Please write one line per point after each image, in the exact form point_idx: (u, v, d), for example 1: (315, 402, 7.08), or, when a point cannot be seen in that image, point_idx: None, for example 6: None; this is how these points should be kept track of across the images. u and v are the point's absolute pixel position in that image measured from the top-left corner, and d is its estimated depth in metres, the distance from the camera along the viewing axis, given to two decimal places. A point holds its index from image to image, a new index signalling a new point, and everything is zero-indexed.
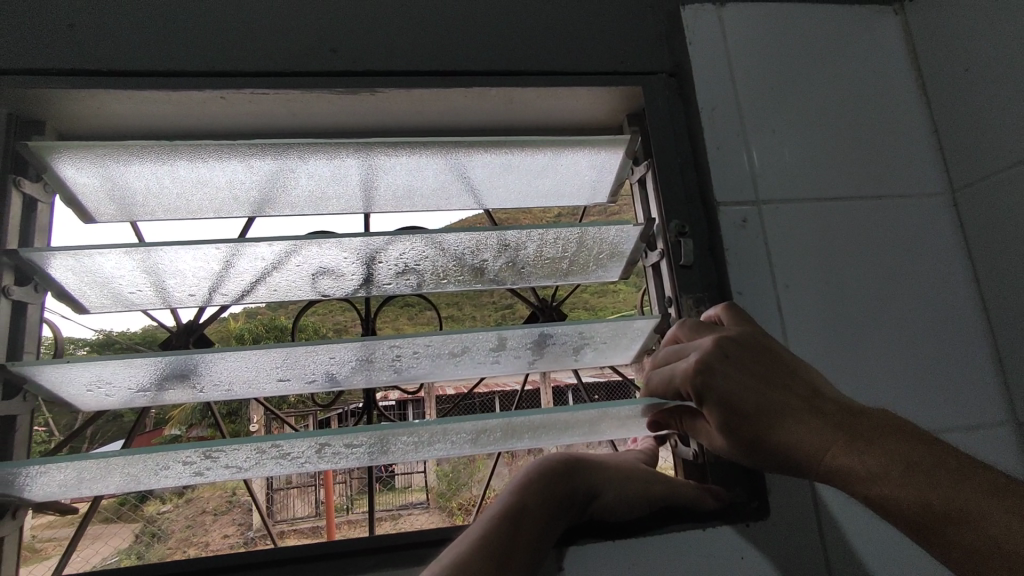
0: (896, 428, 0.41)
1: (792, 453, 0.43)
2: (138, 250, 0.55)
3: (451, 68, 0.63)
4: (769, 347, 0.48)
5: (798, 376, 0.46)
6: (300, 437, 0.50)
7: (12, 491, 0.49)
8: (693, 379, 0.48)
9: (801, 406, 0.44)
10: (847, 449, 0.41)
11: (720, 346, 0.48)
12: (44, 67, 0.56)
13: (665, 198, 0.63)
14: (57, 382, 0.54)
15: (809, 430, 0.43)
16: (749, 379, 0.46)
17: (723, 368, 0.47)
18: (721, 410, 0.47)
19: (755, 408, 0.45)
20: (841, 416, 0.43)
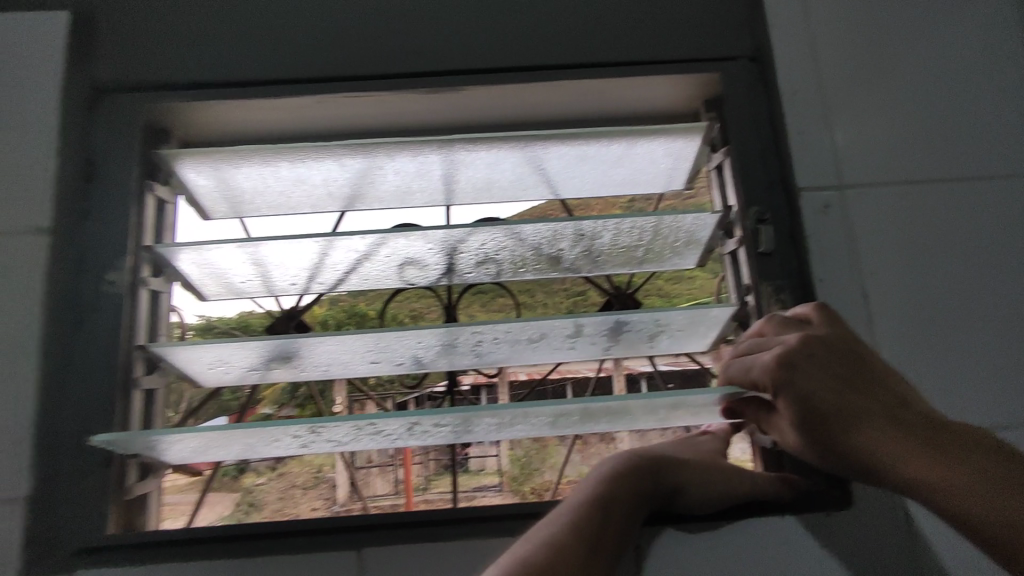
0: (982, 446, 0.43)
1: (867, 457, 0.46)
2: (249, 245, 0.62)
3: (528, 64, 0.65)
4: (855, 352, 0.50)
5: (882, 384, 0.48)
6: (394, 416, 0.54)
7: (153, 454, 0.57)
8: (773, 372, 0.50)
9: (882, 415, 0.47)
10: (927, 461, 0.44)
11: (805, 343, 0.50)
12: (172, 83, 0.63)
13: (744, 185, 0.63)
14: (186, 361, 0.62)
15: (889, 439, 0.46)
16: (831, 379, 0.49)
17: (805, 366, 0.49)
18: (798, 405, 0.49)
19: (834, 409, 0.48)
20: (924, 430, 0.45)
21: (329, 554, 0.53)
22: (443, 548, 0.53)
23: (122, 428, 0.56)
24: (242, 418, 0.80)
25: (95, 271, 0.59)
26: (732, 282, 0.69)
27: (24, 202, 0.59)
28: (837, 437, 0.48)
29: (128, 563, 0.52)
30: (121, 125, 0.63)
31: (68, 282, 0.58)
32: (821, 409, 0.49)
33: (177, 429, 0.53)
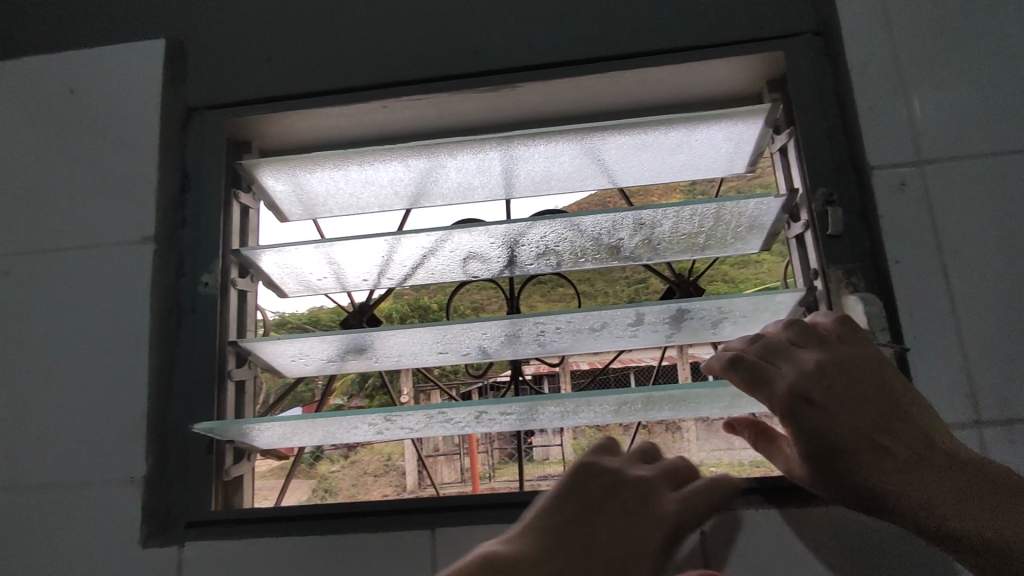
0: (999, 487, 0.45)
1: (886, 497, 0.47)
2: (324, 245, 0.67)
3: (583, 56, 0.66)
4: (872, 381, 0.50)
5: (903, 417, 0.48)
6: (463, 405, 0.57)
7: (247, 439, 0.62)
8: (788, 403, 0.49)
9: (904, 454, 0.47)
10: (949, 507, 0.45)
11: (819, 373, 0.50)
12: (252, 97, 0.69)
13: (810, 166, 0.62)
14: (272, 354, 0.67)
15: (910, 480, 0.46)
16: (849, 414, 0.49)
17: (821, 399, 0.49)
18: (812, 435, 0.49)
19: (853, 446, 0.48)
20: (945, 469, 0.46)
21: (407, 534, 0.56)
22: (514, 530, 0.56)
23: (221, 416, 0.62)
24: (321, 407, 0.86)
25: (193, 274, 0.65)
26: (799, 266, 0.68)
27: (128, 215, 0.65)
28: (855, 475, 0.48)
29: (229, 538, 0.57)
30: (209, 140, 0.68)
31: (170, 285, 0.65)
32: (838, 444, 0.48)
33: (266, 417, 0.57)
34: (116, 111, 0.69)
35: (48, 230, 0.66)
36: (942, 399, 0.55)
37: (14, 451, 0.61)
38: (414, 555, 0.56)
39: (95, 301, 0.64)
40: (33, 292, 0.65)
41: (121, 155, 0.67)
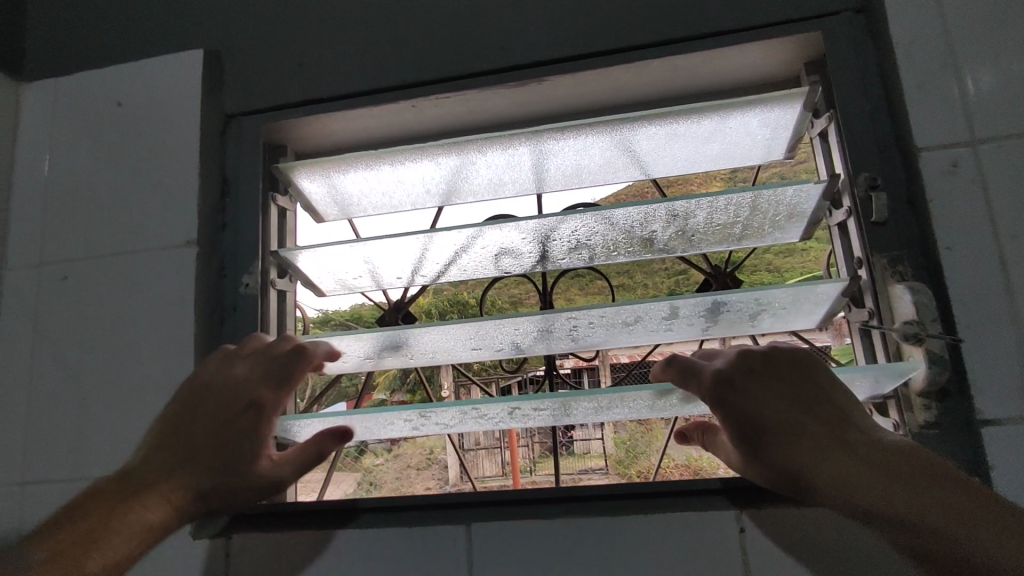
0: (919, 464, 0.44)
1: (808, 475, 0.46)
2: (358, 244, 0.68)
3: (612, 47, 0.65)
4: (797, 367, 0.51)
5: (824, 398, 0.49)
6: (496, 401, 0.57)
7: (290, 435, 0.64)
8: (714, 390, 0.50)
9: (822, 432, 0.47)
10: (868, 482, 0.44)
11: (745, 361, 0.51)
12: (286, 102, 0.70)
13: (852, 150, 0.59)
14: (311, 352, 0.69)
15: (829, 456, 0.46)
16: (773, 397, 0.49)
17: (744, 382, 0.50)
18: (738, 419, 0.50)
19: (775, 426, 0.48)
20: (864, 446, 0.45)
21: (443, 529, 0.57)
22: (549, 525, 0.56)
23: None
24: (360, 403, 0.88)
25: (235, 275, 0.67)
26: (842, 255, 0.65)
27: (173, 220, 0.68)
28: (779, 454, 0.48)
29: (272, 531, 0.59)
30: (247, 146, 0.70)
31: (213, 287, 0.67)
32: (758, 426, 0.49)
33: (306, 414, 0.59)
34: (158, 119, 0.71)
35: (100, 237, 0.70)
36: (998, 393, 0.52)
37: (75, 446, 0.64)
38: (451, 549, 0.56)
39: (144, 303, 0.67)
40: (89, 296, 0.68)
41: (164, 163, 0.70)
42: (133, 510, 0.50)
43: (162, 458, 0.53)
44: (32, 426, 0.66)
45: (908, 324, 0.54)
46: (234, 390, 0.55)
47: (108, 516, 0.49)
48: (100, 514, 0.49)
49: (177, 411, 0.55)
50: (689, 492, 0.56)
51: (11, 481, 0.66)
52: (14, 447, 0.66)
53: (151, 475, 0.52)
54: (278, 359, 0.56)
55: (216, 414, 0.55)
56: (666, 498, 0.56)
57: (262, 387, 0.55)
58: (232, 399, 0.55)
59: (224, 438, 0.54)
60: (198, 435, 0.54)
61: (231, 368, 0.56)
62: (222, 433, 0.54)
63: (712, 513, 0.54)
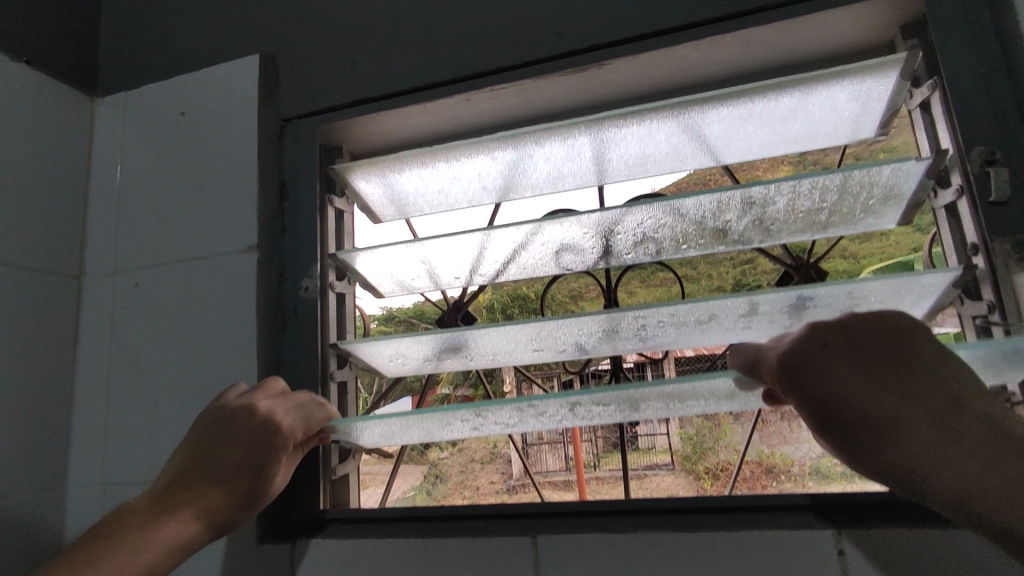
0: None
1: (906, 472, 0.40)
2: (415, 244, 0.66)
3: (676, 24, 0.59)
4: (886, 338, 0.42)
5: (921, 376, 0.40)
6: (552, 397, 0.54)
7: (352, 438, 0.63)
8: (784, 374, 0.43)
9: (920, 421, 0.39)
10: (982, 487, 0.37)
11: (818, 336, 0.43)
12: (340, 103, 0.69)
13: (962, 121, 0.52)
14: (371, 355, 0.68)
15: (934, 456, 0.39)
16: (857, 378, 0.41)
17: (819, 363, 0.42)
18: (820, 408, 0.42)
19: (861, 415, 0.41)
20: (978, 441, 0.38)
21: (508, 541, 0.54)
22: (620, 540, 0.52)
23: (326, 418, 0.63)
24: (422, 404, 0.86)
25: (295, 278, 0.68)
26: (950, 240, 0.57)
27: (233, 226, 0.69)
28: (867, 446, 0.41)
29: (338, 538, 0.59)
30: (304, 149, 0.70)
31: (273, 290, 0.67)
32: (847, 417, 0.41)
33: (368, 417, 0.58)
34: (216, 128, 0.72)
35: (168, 245, 0.71)
36: None
37: (149, 450, 0.66)
38: (516, 563, 0.54)
39: (210, 309, 0.68)
40: (159, 303, 0.70)
41: (224, 170, 0.70)
42: (164, 528, 0.47)
43: (196, 483, 0.50)
44: (111, 429, 0.69)
45: None
46: (262, 420, 0.53)
47: (141, 529, 0.46)
48: (128, 528, 0.46)
49: (206, 430, 0.53)
50: (775, 507, 0.51)
51: (95, 482, 0.68)
52: (96, 449, 0.69)
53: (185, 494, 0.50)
54: (303, 406, 0.55)
55: (254, 442, 0.52)
56: (751, 513, 0.51)
57: (291, 425, 0.53)
58: (265, 431, 0.52)
59: (257, 460, 0.52)
60: (231, 461, 0.52)
61: (259, 399, 0.54)
62: (255, 458, 0.52)
63: (805, 533, 0.48)
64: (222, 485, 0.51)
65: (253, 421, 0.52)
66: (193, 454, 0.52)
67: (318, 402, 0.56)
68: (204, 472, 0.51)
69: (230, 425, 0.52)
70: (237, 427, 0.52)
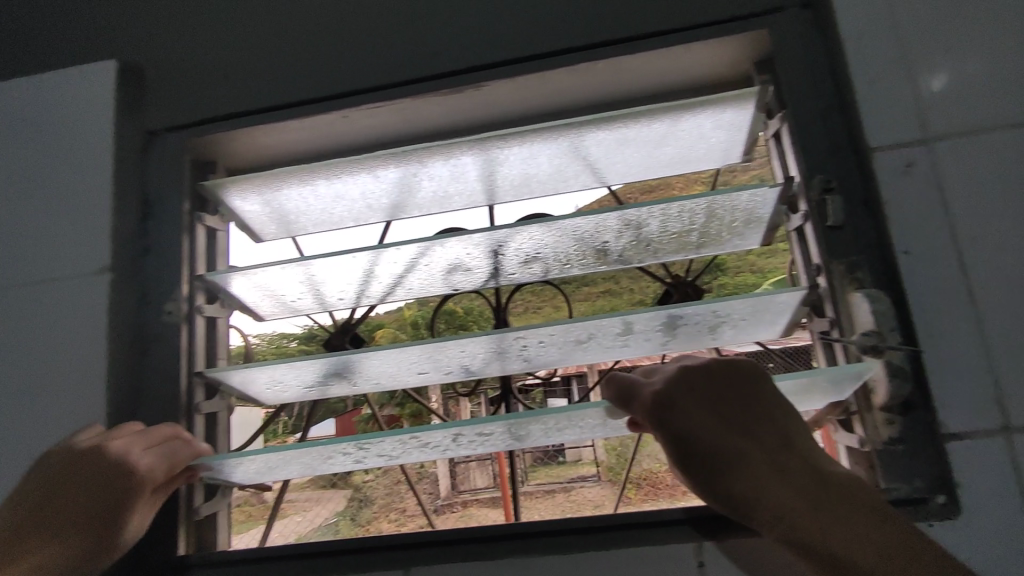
0: (864, 507, 0.39)
1: (745, 505, 0.42)
2: (298, 265, 0.63)
3: (550, 50, 0.61)
4: (734, 383, 0.45)
5: (762, 417, 0.44)
6: (439, 429, 0.52)
7: (220, 475, 0.59)
8: (649, 410, 0.45)
9: (762, 458, 0.42)
10: (805, 521, 0.39)
11: (682, 377, 0.46)
12: (210, 115, 0.66)
13: (804, 151, 0.56)
14: (245, 382, 0.64)
15: (768, 487, 0.41)
16: (710, 418, 0.44)
17: (683, 401, 0.45)
18: (674, 441, 0.44)
19: (710, 448, 0.43)
20: (804, 479, 0.41)
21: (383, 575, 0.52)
22: (496, 566, 0.51)
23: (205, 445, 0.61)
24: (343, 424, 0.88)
25: (157, 302, 0.62)
26: (801, 262, 0.62)
27: (87, 246, 0.63)
28: (716, 481, 0.43)
29: None
30: (169, 163, 0.65)
31: (133, 316, 0.62)
32: (698, 449, 0.44)
33: (243, 450, 0.52)
34: (67, 139, 0.66)
35: (10, 267, 0.64)
36: (965, 406, 0.49)
37: None
38: None
39: (57, 337, 0.61)
40: None
41: (77, 186, 0.65)
42: None
43: (32, 535, 0.46)
44: None
45: (866, 335, 0.50)
46: (115, 460, 0.48)
47: None
48: None
49: (47, 476, 0.48)
50: (644, 524, 0.51)
51: None
52: None
53: (20, 549, 0.45)
54: (162, 444, 0.51)
55: (104, 485, 0.48)
56: (624, 531, 0.52)
57: (151, 463, 0.49)
58: (112, 475, 0.48)
59: (105, 507, 0.48)
60: (76, 509, 0.47)
61: (114, 439, 0.50)
62: (105, 502, 0.48)
63: (670, 547, 0.50)
64: (65, 535, 0.47)
65: (104, 463, 0.48)
66: (30, 507, 0.47)
67: (183, 441, 0.52)
68: (44, 522, 0.46)
69: (77, 470, 0.47)
70: (80, 474, 0.47)
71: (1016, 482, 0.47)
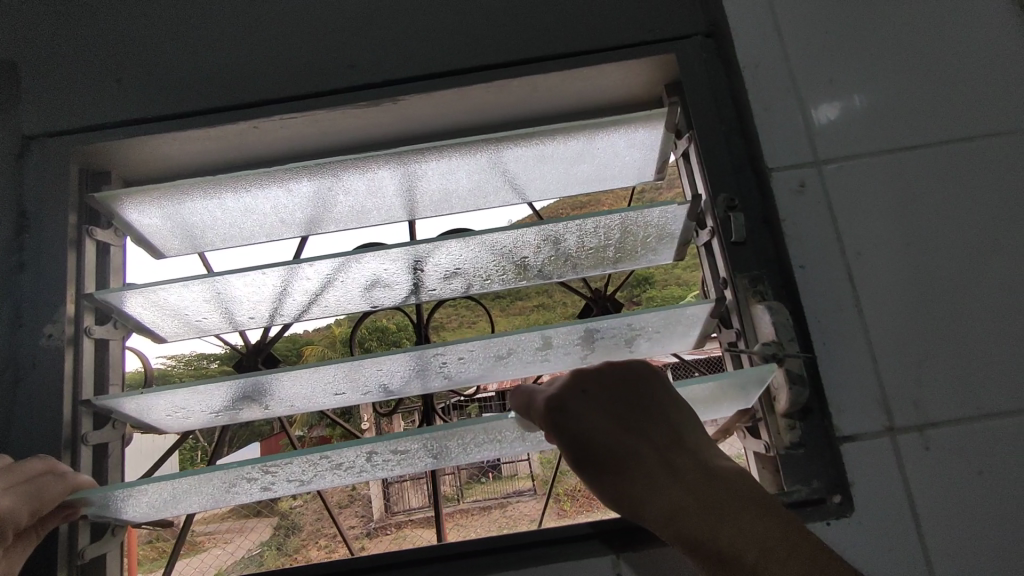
0: (751, 504, 0.39)
1: (639, 508, 0.40)
2: (206, 281, 0.58)
3: (468, 66, 0.61)
4: (628, 386, 0.45)
5: (656, 419, 0.43)
6: (346, 447, 0.49)
7: (111, 512, 0.53)
8: (545, 416, 0.44)
9: (654, 459, 0.41)
10: (694, 521, 0.39)
11: (578, 382, 0.45)
12: (100, 122, 0.61)
13: (710, 170, 0.58)
14: (139, 410, 0.59)
15: (659, 488, 0.40)
16: (606, 421, 0.43)
17: (577, 405, 0.44)
18: (571, 445, 0.43)
19: (604, 451, 0.42)
20: (696, 478, 0.40)
21: None
22: None
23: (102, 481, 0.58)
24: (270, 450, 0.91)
25: (35, 323, 0.57)
26: (710, 276, 0.65)
27: None
28: (611, 484, 0.42)
29: None
30: (51, 172, 0.60)
31: (6, 340, 0.56)
32: (594, 452, 0.42)
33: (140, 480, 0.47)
34: None
35: None
36: (855, 410, 0.52)
37: None
38: None
39: None
40: None
41: None
42: None
43: None
44: None
45: (766, 344, 0.52)
46: None
47: None
48: None
49: None
50: (564, 539, 0.52)
51: None
52: None
53: None
54: (32, 480, 0.47)
55: None
56: (541, 546, 0.52)
57: (13, 505, 0.44)
58: None
59: None
60: None
61: None
62: None
63: (589, 561, 0.50)
64: None
65: None
66: None
67: (54, 476, 0.48)
68: None
69: None
70: None
71: (897, 481, 0.51)
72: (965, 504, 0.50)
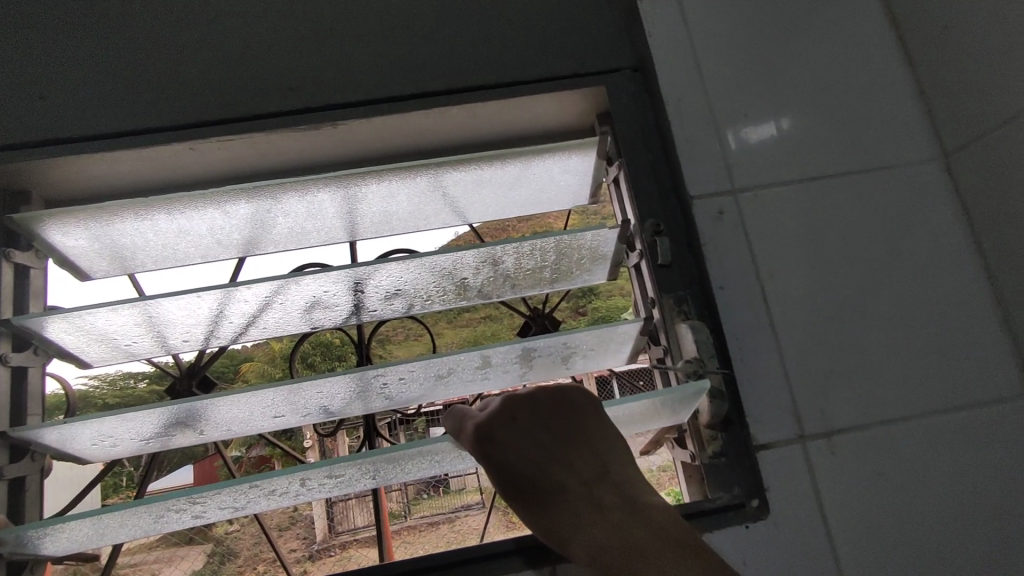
0: (670, 539, 0.40)
1: (566, 540, 0.42)
2: (136, 305, 0.57)
3: (408, 92, 0.62)
4: (560, 416, 0.47)
5: (583, 451, 0.46)
6: (274, 476, 0.49)
7: (29, 550, 0.51)
8: (475, 445, 0.46)
9: (579, 492, 0.43)
10: (612, 556, 0.40)
11: (508, 410, 0.47)
12: (19, 140, 0.59)
13: (639, 196, 0.62)
14: (62, 439, 0.56)
15: (583, 522, 0.42)
16: (534, 451, 0.45)
17: (506, 436, 0.46)
18: (501, 475, 0.45)
19: (532, 482, 0.44)
20: (617, 513, 0.42)
21: None
22: None
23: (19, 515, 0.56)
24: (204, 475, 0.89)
25: None
26: (641, 295, 0.68)
27: None
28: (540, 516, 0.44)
29: None
30: None
31: None
32: (523, 483, 0.44)
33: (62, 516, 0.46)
34: None
35: None
36: (770, 419, 0.56)
37: None
38: None
39: None
40: None
41: None
42: None
43: None
44: None
45: (689, 361, 0.55)
46: None
47: None
48: None
49: None
50: (504, 553, 0.53)
51: None
52: None
53: None
54: None
55: None
56: (481, 562, 0.53)
57: None
58: None
59: None
60: None
61: None
62: None
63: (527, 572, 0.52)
64: None
65: None
66: None
67: None
68: None
69: None
70: None
71: (808, 485, 0.55)
72: (868, 502, 0.55)
